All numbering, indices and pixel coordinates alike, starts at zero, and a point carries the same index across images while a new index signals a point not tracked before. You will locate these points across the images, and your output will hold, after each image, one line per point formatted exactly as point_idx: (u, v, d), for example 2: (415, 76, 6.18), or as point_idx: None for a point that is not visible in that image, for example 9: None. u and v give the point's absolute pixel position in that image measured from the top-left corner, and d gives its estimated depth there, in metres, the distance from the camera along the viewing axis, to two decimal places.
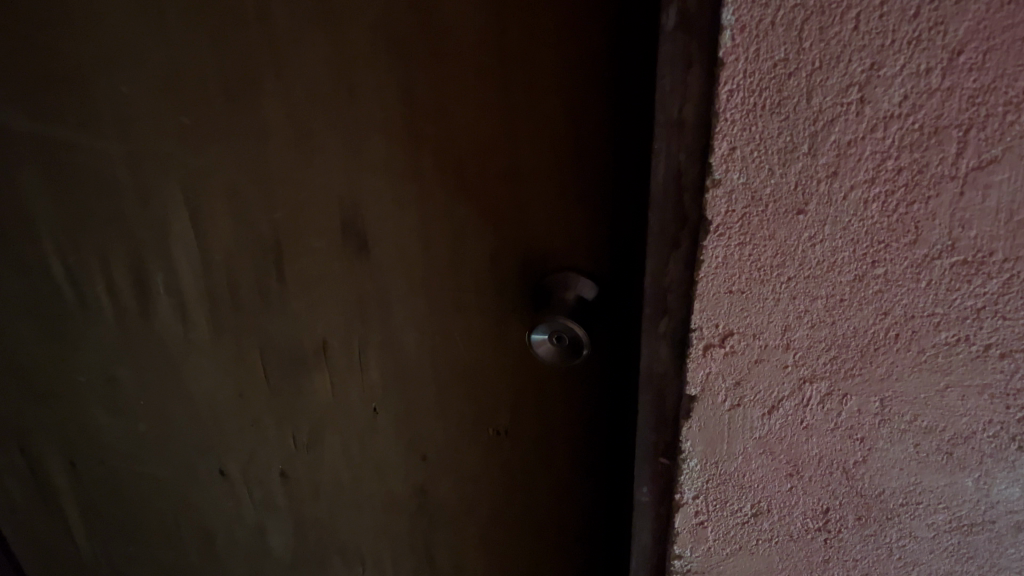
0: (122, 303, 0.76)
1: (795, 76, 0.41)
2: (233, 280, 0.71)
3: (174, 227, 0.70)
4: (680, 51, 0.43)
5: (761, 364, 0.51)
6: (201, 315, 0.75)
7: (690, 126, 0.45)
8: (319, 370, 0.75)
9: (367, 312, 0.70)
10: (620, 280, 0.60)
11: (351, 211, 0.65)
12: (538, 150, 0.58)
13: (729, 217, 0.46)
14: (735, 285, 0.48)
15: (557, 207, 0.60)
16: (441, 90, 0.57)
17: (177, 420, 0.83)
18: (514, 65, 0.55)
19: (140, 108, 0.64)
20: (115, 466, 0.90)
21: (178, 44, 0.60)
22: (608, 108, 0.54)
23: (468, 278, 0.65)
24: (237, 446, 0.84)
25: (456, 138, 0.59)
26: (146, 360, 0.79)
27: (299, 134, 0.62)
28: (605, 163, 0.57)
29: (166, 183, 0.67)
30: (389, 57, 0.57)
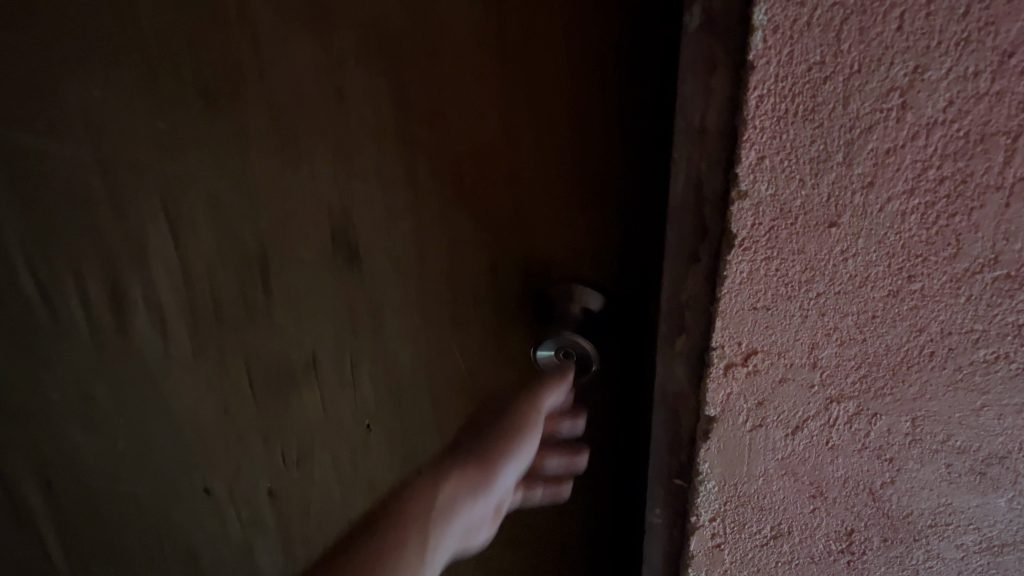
0: (98, 318, 0.72)
1: (831, 80, 0.38)
2: (217, 293, 0.67)
3: (151, 237, 0.65)
4: (704, 52, 0.40)
5: (785, 384, 0.48)
6: (183, 330, 0.71)
7: (712, 133, 0.42)
8: (308, 387, 0.71)
9: (359, 325, 0.66)
10: (631, 290, 0.58)
11: (342, 221, 0.61)
12: (543, 155, 0.55)
13: (756, 230, 0.43)
14: (760, 301, 0.45)
15: (563, 214, 0.57)
16: (439, 91, 0.54)
17: (157, 439, 0.79)
18: (518, 67, 0.52)
19: (111, 112, 0.60)
20: (93, 486, 0.85)
21: (154, 47, 0.56)
22: (622, 109, 0.52)
23: (468, 289, 0.62)
24: (222, 465, 0.80)
25: (455, 143, 0.55)
26: (124, 377, 0.75)
27: (285, 141, 0.58)
28: (615, 168, 0.54)
29: (144, 193, 0.63)
30: (381, 58, 0.53)
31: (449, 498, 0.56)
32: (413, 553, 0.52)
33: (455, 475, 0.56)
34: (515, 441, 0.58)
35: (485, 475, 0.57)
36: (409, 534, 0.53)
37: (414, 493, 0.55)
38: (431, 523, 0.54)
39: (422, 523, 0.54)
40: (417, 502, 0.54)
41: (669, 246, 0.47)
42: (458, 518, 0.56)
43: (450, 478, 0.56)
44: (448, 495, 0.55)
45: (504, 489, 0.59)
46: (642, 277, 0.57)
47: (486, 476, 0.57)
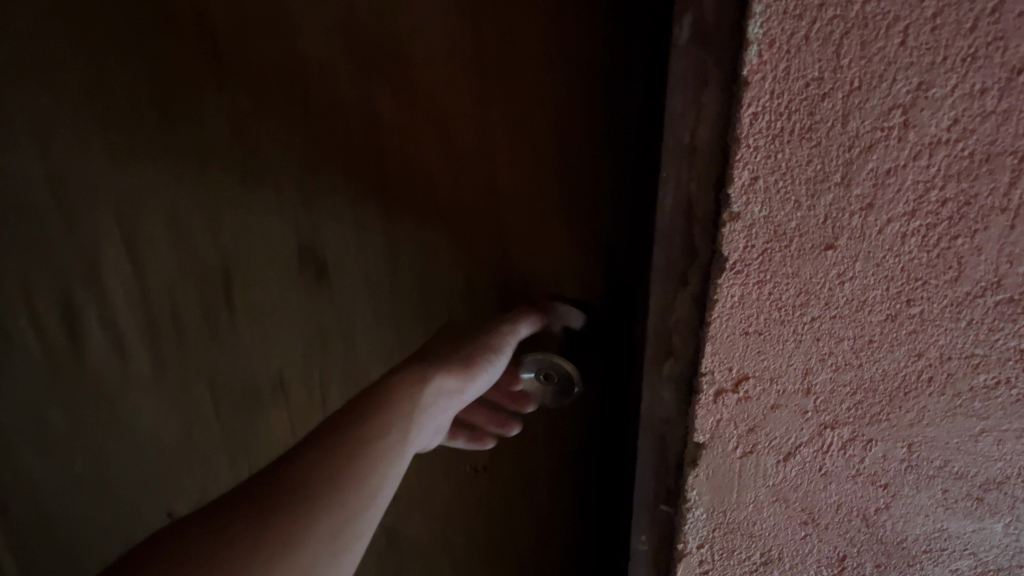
0: (51, 336, 0.68)
1: (830, 97, 0.36)
2: (177, 314, 0.64)
3: (105, 253, 0.61)
4: (694, 67, 0.38)
5: (777, 410, 0.46)
6: (142, 348, 0.66)
7: (703, 151, 0.39)
8: (276, 408, 0.67)
9: (328, 344, 0.63)
10: (614, 305, 0.56)
11: (308, 236, 0.58)
12: (522, 167, 0.52)
13: (749, 253, 0.40)
14: (752, 325, 0.43)
15: (544, 227, 0.54)
16: (412, 100, 0.51)
17: (114, 467, 0.75)
18: (493, 75, 0.49)
19: (59, 121, 0.56)
20: (47, 512, 0.80)
21: (106, 52, 0.53)
22: (606, 118, 0.49)
23: (442, 307, 0.59)
24: (185, 488, 0.75)
25: (429, 153, 0.53)
26: (80, 398, 0.71)
27: (248, 153, 0.55)
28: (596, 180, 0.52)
29: (96, 210, 0.59)
30: (350, 65, 0.50)
31: (432, 392, 0.47)
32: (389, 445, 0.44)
33: (445, 367, 0.47)
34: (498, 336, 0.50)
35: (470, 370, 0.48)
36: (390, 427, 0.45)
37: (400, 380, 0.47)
38: (406, 421, 0.45)
39: (398, 421, 0.45)
40: (392, 401, 0.45)
41: (656, 267, 0.45)
42: (433, 414, 0.47)
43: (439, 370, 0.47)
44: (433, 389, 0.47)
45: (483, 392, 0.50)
46: (630, 296, 0.54)
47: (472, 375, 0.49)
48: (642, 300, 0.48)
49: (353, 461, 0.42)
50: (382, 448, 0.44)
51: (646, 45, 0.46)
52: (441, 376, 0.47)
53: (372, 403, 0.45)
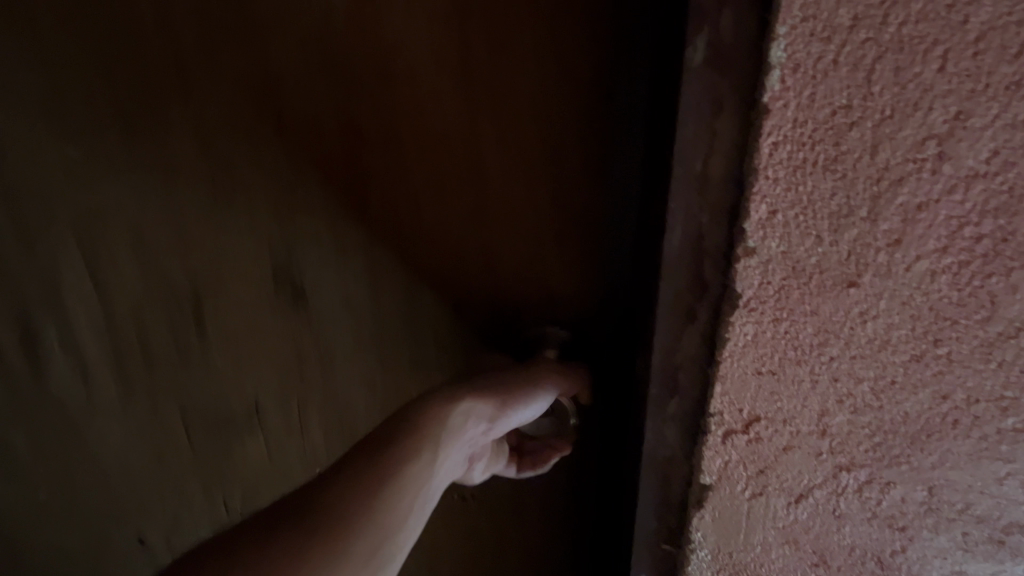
0: (8, 361, 0.62)
1: (858, 126, 0.32)
2: (144, 342, 0.59)
3: (65, 275, 0.56)
4: (706, 92, 0.34)
5: (791, 452, 0.43)
6: (107, 374, 0.61)
7: (717, 181, 0.36)
8: (252, 433, 0.64)
9: (305, 368, 0.59)
10: (614, 328, 0.53)
11: (285, 258, 0.54)
12: (512, 190, 0.49)
13: (764, 289, 0.37)
14: (765, 365, 0.40)
15: (536, 252, 0.51)
16: (394, 115, 0.47)
17: (80, 497, 0.71)
18: (481, 91, 0.46)
19: (13, 134, 0.51)
20: (11, 538, 0.75)
21: (59, 67, 0.48)
22: (603, 138, 0.46)
23: (428, 329, 0.56)
24: (157, 514, 0.71)
25: (413, 172, 0.49)
26: (41, 426, 0.66)
27: (219, 172, 0.51)
28: (591, 203, 0.48)
29: (53, 236, 0.55)
30: (327, 80, 0.46)
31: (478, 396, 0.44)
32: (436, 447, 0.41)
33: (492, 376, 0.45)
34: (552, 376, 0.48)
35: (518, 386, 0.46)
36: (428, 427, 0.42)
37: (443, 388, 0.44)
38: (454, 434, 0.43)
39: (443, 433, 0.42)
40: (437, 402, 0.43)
41: (662, 305, 0.41)
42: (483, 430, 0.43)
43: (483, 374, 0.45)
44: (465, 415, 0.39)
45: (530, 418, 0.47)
46: (626, 316, 0.52)
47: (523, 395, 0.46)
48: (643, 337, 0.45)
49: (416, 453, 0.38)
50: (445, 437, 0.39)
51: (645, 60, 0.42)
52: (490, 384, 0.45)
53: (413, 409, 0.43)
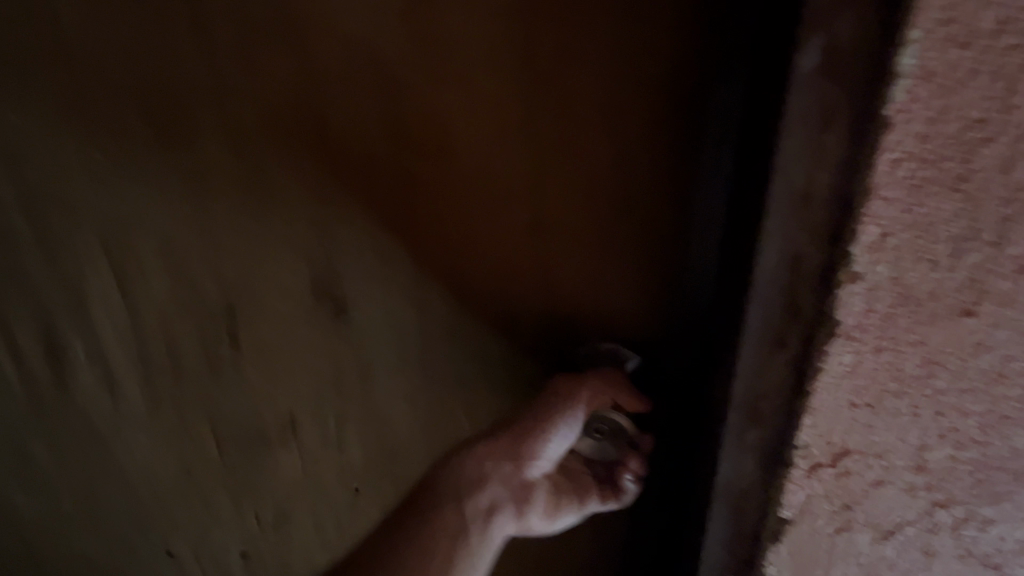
0: (32, 372, 0.59)
1: (992, 143, 0.30)
2: (172, 356, 0.56)
3: (91, 285, 0.53)
4: (818, 101, 0.29)
5: (883, 487, 0.40)
6: (136, 387, 0.58)
7: (822, 199, 0.31)
8: (286, 447, 0.61)
9: (345, 383, 0.56)
10: (673, 351, 0.49)
11: (326, 270, 0.51)
12: (572, 201, 0.45)
13: (868, 317, 0.34)
14: (861, 397, 0.37)
15: (594, 267, 0.47)
16: (448, 120, 0.44)
17: (103, 508, 0.68)
18: (544, 95, 0.42)
19: (32, 140, 0.47)
20: (35, 544, 0.73)
21: (84, 69, 0.44)
22: (679, 148, 0.42)
23: (475, 342, 0.53)
24: (185, 525, 0.68)
25: (464, 180, 0.46)
26: (67, 435, 0.63)
27: (256, 179, 0.48)
28: (659, 216, 0.44)
29: (77, 244, 0.51)
30: (377, 84, 0.43)
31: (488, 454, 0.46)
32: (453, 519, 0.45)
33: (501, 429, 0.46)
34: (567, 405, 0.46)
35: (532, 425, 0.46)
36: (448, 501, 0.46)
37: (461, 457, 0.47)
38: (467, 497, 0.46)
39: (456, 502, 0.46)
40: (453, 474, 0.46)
41: (747, 331, 0.35)
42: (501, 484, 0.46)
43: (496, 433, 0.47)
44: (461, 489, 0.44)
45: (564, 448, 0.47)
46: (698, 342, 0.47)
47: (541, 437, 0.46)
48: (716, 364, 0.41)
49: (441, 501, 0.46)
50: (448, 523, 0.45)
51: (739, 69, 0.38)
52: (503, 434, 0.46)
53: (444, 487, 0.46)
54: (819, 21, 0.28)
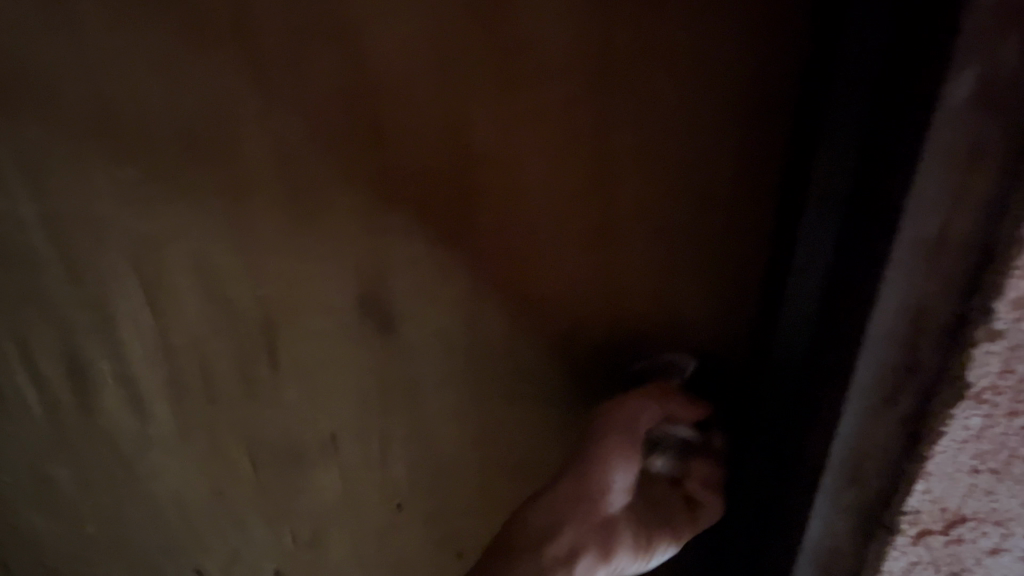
0: (53, 397, 0.56)
1: None
2: (205, 379, 0.53)
3: (119, 306, 0.50)
4: (961, 135, 0.25)
5: (1000, 556, 0.34)
6: (166, 409, 0.55)
7: (956, 247, 0.27)
8: (325, 467, 0.57)
9: (390, 401, 0.53)
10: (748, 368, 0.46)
11: (375, 285, 0.48)
12: (645, 209, 0.43)
13: (1007, 381, 0.28)
14: (986, 466, 0.31)
15: (666, 274, 0.45)
16: (512, 126, 0.41)
17: (129, 532, 0.65)
18: (618, 100, 0.39)
19: (58, 154, 0.44)
20: (58, 568, 0.70)
21: (115, 79, 0.41)
22: (768, 160, 0.39)
23: (533, 358, 0.50)
24: (216, 547, 0.65)
25: (529, 189, 0.43)
26: (92, 460, 0.60)
27: (301, 194, 0.44)
28: (743, 223, 0.42)
29: (105, 265, 0.48)
30: (436, 87, 0.40)
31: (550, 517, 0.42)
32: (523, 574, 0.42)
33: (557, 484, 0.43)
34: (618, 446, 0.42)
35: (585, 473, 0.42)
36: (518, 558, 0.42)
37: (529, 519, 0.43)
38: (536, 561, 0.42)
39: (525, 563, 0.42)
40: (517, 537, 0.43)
41: (853, 383, 0.32)
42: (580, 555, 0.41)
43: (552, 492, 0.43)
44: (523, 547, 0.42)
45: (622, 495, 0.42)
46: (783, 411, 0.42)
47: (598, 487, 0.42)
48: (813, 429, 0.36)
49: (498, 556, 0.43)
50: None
51: (869, 115, 0.31)
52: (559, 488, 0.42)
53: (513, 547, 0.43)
54: (972, 46, 0.23)
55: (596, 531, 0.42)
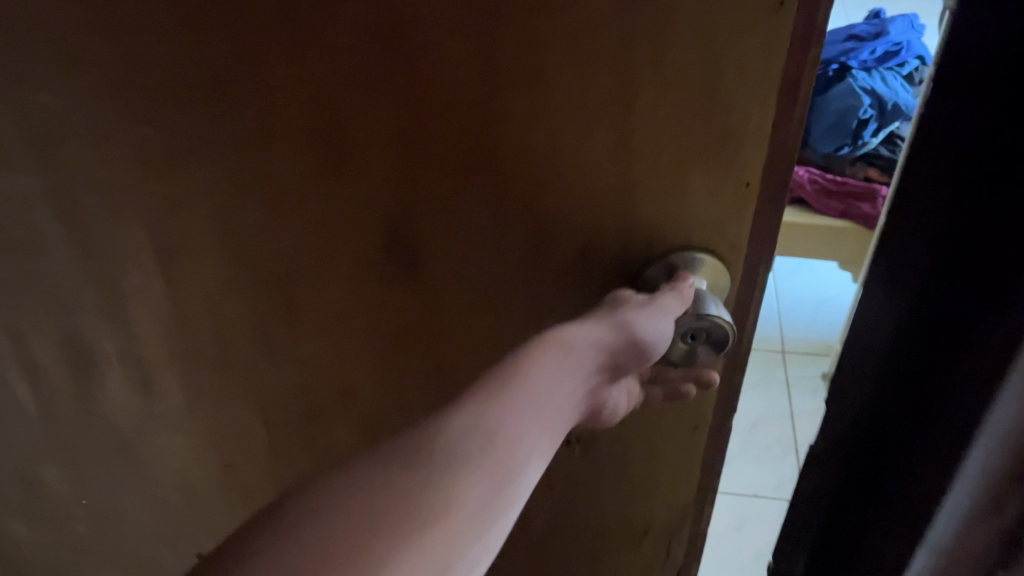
0: (78, 371, 0.59)
1: None
2: (218, 333, 0.56)
3: (146, 271, 0.53)
4: None
5: None
6: (186, 371, 0.58)
7: None
8: (344, 415, 0.60)
9: (407, 343, 0.56)
10: (748, 273, 0.50)
11: (401, 222, 0.50)
12: (660, 133, 0.45)
13: None
14: None
15: (682, 196, 0.47)
16: (532, 61, 0.43)
17: (145, 500, 0.68)
18: (636, 29, 0.41)
19: (93, 124, 0.47)
20: (84, 544, 0.73)
21: (140, 43, 0.43)
22: (771, 82, 0.42)
23: (557, 298, 0.52)
24: (234, 512, 0.67)
25: (548, 121, 0.45)
26: (114, 432, 0.63)
27: (330, 135, 0.46)
28: (754, 141, 0.44)
29: (135, 231, 0.51)
30: (461, 25, 0.42)
31: (584, 359, 0.42)
32: (531, 441, 0.38)
33: (595, 328, 0.43)
34: (664, 316, 0.45)
35: (630, 326, 0.44)
36: (538, 418, 0.39)
37: (562, 359, 0.41)
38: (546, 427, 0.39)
39: (538, 425, 0.39)
40: (538, 388, 0.39)
41: None
42: (584, 384, 0.43)
43: (595, 334, 0.43)
44: (549, 386, 0.40)
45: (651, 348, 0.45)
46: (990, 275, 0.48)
47: (639, 341, 0.44)
48: (926, 440, 0.56)
49: (505, 414, 0.38)
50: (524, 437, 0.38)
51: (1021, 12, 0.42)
52: (599, 335, 0.43)
53: (530, 404, 0.39)
54: None
55: (619, 353, 0.44)
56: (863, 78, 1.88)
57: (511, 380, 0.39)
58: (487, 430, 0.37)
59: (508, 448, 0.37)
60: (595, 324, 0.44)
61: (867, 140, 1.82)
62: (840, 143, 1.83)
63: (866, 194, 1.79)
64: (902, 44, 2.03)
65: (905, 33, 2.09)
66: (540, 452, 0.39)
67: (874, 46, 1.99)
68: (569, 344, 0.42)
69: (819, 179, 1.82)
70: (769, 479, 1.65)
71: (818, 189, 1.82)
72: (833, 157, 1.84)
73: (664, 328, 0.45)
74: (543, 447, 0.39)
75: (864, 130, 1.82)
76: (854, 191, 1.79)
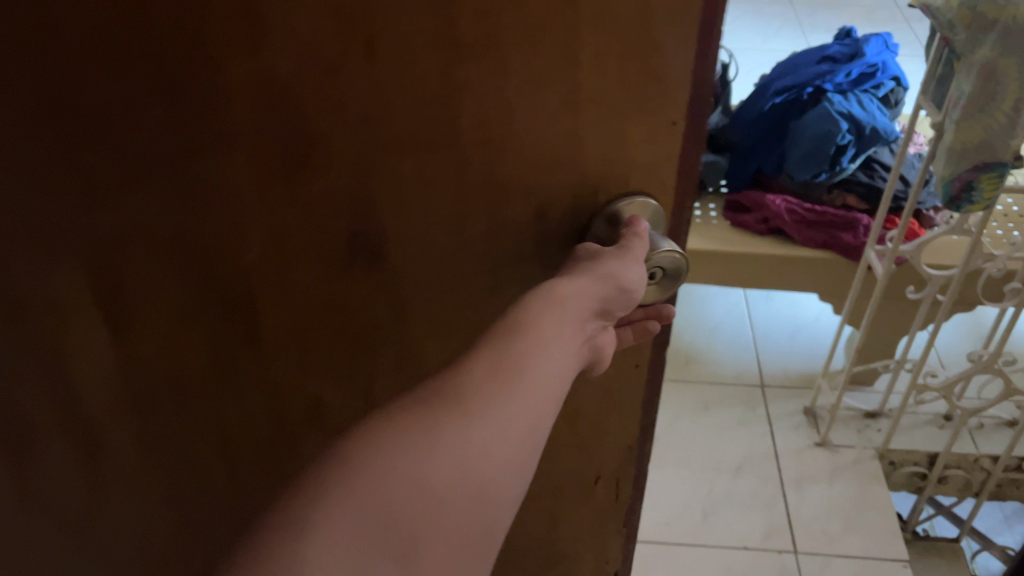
0: (61, 385, 0.61)
1: None
2: (174, 331, 0.57)
3: (120, 286, 0.55)
4: None
5: None
6: (162, 380, 0.60)
7: None
8: (312, 407, 0.63)
9: (370, 332, 0.58)
10: (676, 208, 0.53)
11: (363, 215, 0.51)
12: (600, 95, 0.47)
13: None
14: None
15: (625, 153, 0.49)
16: (474, 35, 0.44)
17: (116, 492, 0.69)
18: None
19: (58, 149, 0.48)
20: (74, 550, 0.74)
21: (91, 61, 0.44)
22: (691, 27, 0.45)
23: (509, 263, 0.54)
24: (218, 496, 0.69)
25: (493, 94, 0.46)
26: (101, 438, 0.65)
27: (286, 134, 0.47)
28: (680, 85, 0.47)
29: (106, 248, 0.53)
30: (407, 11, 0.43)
31: (572, 306, 0.46)
32: (530, 382, 0.43)
33: (576, 280, 0.48)
34: (636, 261, 0.49)
35: (607, 272, 0.48)
36: (536, 360, 0.43)
37: (550, 309, 0.46)
38: (546, 373, 0.44)
39: (534, 365, 0.43)
40: (531, 333, 0.44)
41: None
42: (575, 330, 0.47)
43: (576, 284, 0.47)
44: (544, 334, 0.44)
45: (630, 290, 0.49)
46: None
47: (616, 285, 0.48)
48: None
49: (503, 364, 0.42)
50: (523, 382, 0.42)
51: None
52: (581, 283, 0.47)
53: (524, 350, 0.43)
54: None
55: (608, 300, 0.48)
56: (838, 103, 1.76)
57: (515, 330, 0.44)
58: (490, 382, 0.42)
59: (509, 390, 0.42)
60: (574, 276, 0.48)
61: (844, 166, 1.75)
62: (818, 170, 1.75)
63: (844, 223, 1.78)
64: (874, 66, 1.89)
65: (879, 54, 1.94)
66: (541, 393, 0.43)
67: (851, 70, 1.85)
68: (562, 296, 0.46)
69: (799, 211, 1.79)
70: (760, 527, 1.71)
71: (799, 221, 1.80)
72: (812, 184, 1.80)
73: (638, 272, 0.49)
74: (545, 387, 0.43)
75: (840, 157, 1.75)
76: (834, 221, 1.78)
